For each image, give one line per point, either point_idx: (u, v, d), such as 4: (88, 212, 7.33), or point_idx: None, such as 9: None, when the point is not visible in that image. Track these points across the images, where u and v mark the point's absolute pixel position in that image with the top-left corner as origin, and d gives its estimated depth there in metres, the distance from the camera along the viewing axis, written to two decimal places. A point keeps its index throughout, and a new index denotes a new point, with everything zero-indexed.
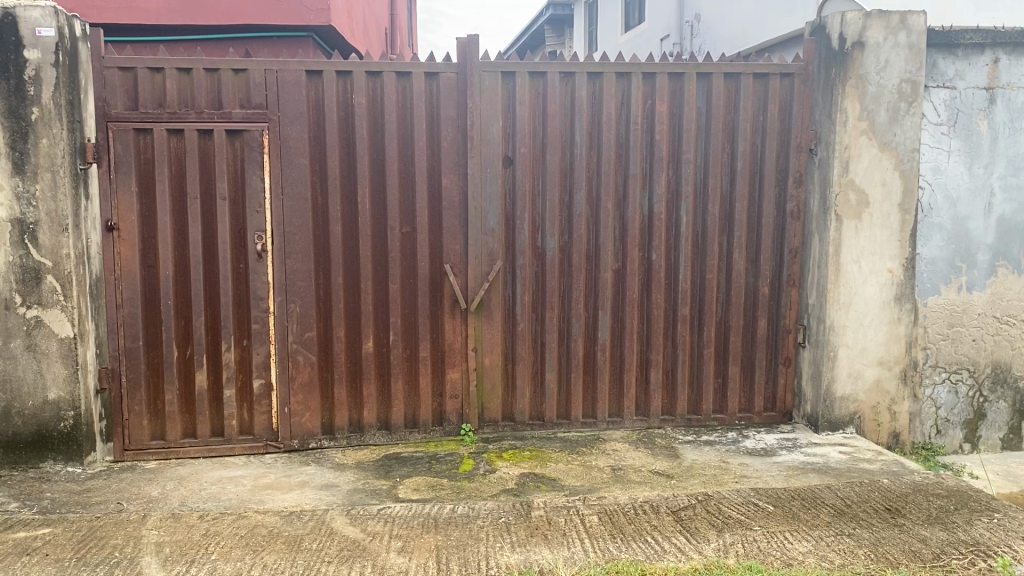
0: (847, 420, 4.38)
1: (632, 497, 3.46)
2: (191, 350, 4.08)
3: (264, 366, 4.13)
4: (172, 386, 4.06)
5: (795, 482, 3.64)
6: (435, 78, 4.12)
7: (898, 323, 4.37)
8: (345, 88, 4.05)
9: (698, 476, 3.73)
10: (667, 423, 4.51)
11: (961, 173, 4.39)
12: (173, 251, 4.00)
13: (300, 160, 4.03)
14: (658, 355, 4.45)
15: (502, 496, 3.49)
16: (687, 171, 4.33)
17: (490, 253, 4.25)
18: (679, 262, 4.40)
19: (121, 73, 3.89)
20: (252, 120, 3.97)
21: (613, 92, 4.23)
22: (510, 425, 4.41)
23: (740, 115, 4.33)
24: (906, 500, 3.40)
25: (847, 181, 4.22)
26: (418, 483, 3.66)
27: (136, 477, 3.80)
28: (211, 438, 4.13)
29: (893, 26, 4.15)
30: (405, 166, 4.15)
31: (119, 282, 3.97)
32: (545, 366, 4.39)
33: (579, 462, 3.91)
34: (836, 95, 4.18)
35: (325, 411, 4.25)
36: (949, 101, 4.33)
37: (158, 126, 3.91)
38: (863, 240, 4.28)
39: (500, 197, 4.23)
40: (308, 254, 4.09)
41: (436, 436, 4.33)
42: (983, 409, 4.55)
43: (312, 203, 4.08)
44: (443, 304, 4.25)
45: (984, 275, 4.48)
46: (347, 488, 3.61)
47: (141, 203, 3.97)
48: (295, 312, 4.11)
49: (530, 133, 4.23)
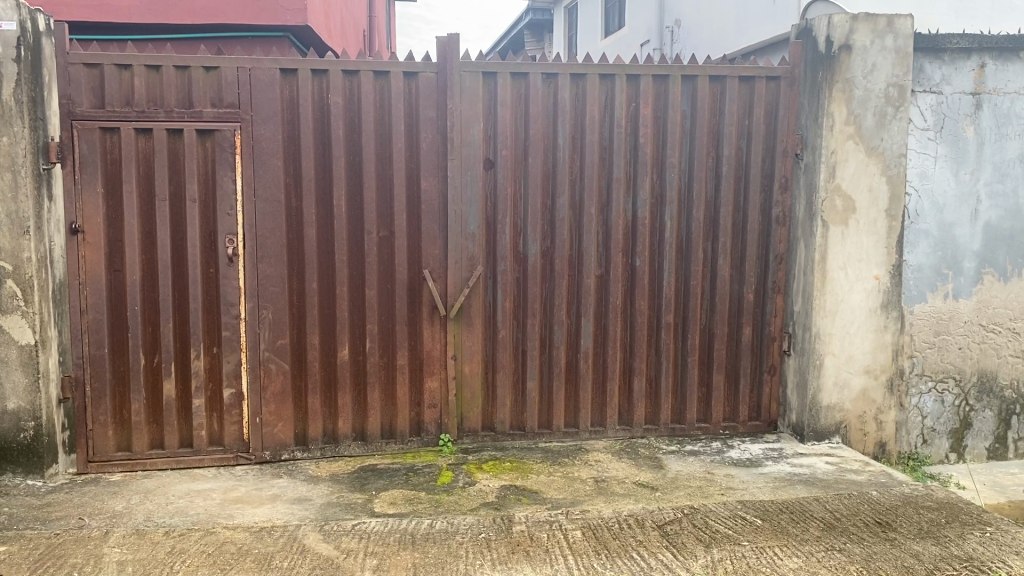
0: (833, 430, 4.30)
1: (616, 510, 3.35)
2: (158, 358, 3.92)
3: (234, 374, 3.99)
4: (139, 395, 3.91)
5: (782, 495, 3.55)
6: (413, 78, 4.01)
7: (884, 331, 4.30)
8: (321, 88, 3.93)
9: (683, 488, 3.63)
10: (651, 433, 4.41)
11: (948, 179, 4.34)
12: (140, 255, 3.85)
13: (273, 161, 3.90)
14: (642, 363, 4.35)
15: (482, 509, 3.37)
16: (671, 175, 4.24)
17: (470, 258, 4.14)
18: (663, 268, 4.31)
19: (87, 70, 3.73)
20: (224, 119, 3.84)
21: (597, 94, 4.14)
22: (490, 435, 4.29)
23: (725, 118, 4.25)
24: (896, 513, 3.32)
25: (834, 186, 4.14)
26: (395, 496, 3.53)
27: (100, 491, 3.64)
28: (180, 449, 3.98)
29: (881, 30, 4.09)
30: (383, 168, 4.03)
31: (83, 286, 3.81)
32: (526, 374, 4.27)
33: (561, 474, 3.80)
34: (823, 99, 4.10)
35: (298, 421, 4.10)
36: (936, 106, 4.28)
37: (126, 125, 3.76)
38: (849, 246, 4.20)
39: (480, 200, 4.11)
40: (281, 259, 3.96)
41: (413, 447, 4.20)
42: (969, 418, 4.50)
43: (285, 205, 3.95)
44: (422, 311, 4.13)
45: (970, 282, 4.43)
46: (320, 502, 3.48)
47: (107, 204, 3.82)
48: (268, 319, 3.97)
49: (512, 135, 4.12)
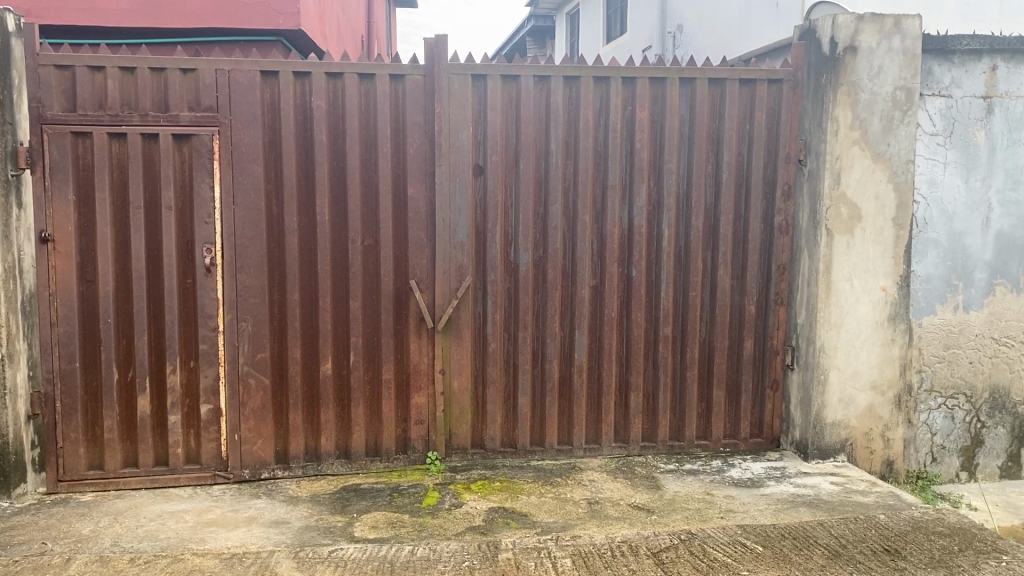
0: (838, 448, 4.11)
1: (609, 536, 3.17)
2: (132, 373, 3.76)
3: (212, 390, 3.82)
4: (112, 411, 3.74)
5: (784, 518, 3.37)
6: (400, 81, 3.84)
7: (891, 345, 4.12)
8: (304, 90, 3.77)
9: (681, 511, 3.45)
10: (648, 450, 4.23)
11: (958, 187, 4.17)
12: (114, 265, 3.69)
13: (253, 167, 3.74)
14: (638, 377, 4.17)
15: (468, 534, 3.19)
16: (669, 182, 4.07)
17: (459, 267, 3.97)
18: (660, 279, 4.13)
19: (58, 72, 3.58)
20: (202, 124, 3.68)
21: (591, 97, 3.97)
22: (480, 453, 4.11)
23: (725, 123, 4.08)
24: (906, 540, 3.14)
25: (839, 194, 3.97)
26: (377, 519, 3.36)
27: (68, 512, 3.47)
28: (155, 467, 3.82)
29: (887, 30, 3.92)
30: (368, 174, 3.86)
31: (54, 298, 3.64)
32: (517, 389, 4.10)
33: (553, 495, 3.62)
34: (827, 102, 3.93)
35: (279, 438, 3.93)
36: (945, 110, 4.11)
37: (98, 129, 3.60)
38: (854, 256, 4.03)
39: (470, 208, 3.95)
40: (261, 270, 3.79)
41: (399, 465, 4.02)
42: (981, 436, 4.33)
43: (266, 213, 3.79)
44: (408, 323, 3.96)
45: (982, 293, 4.26)
46: (298, 525, 3.30)
47: (78, 212, 3.65)
48: (247, 332, 3.81)
49: (502, 141, 3.96)
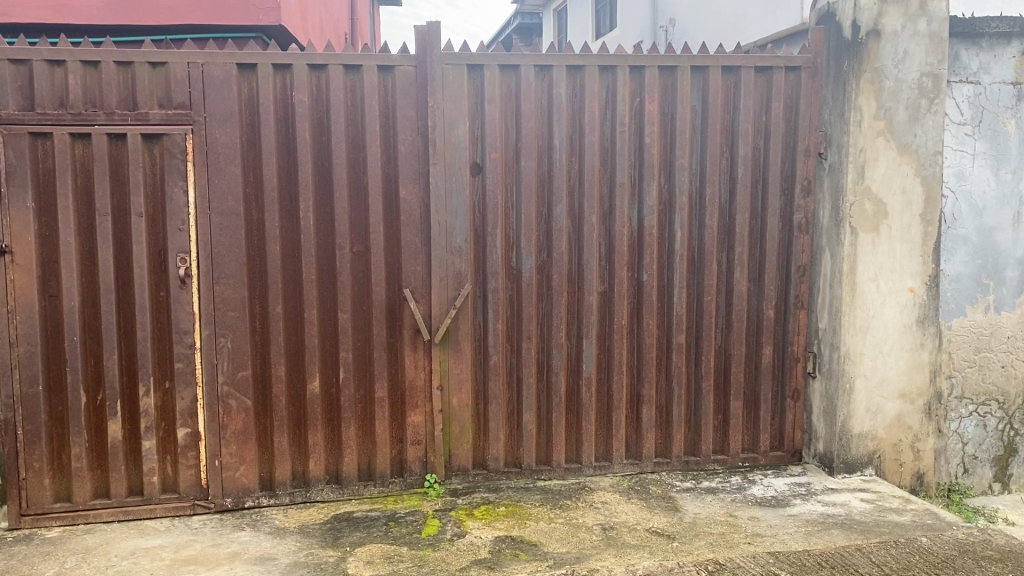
0: (865, 461, 3.83)
1: (629, 568, 2.87)
2: (102, 395, 3.44)
3: (190, 413, 3.51)
4: (80, 438, 3.42)
5: (817, 543, 3.09)
6: (389, 73, 3.54)
7: (921, 350, 3.84)
8: (285, 84, 3.46)
9: (704, 537, 3.16)
10: (662, 467, 3.95)
11: (987, 179, 3.91)
12: (79, 278, 3.37)
13: (230, 168, 3.43)
14: (651, 389, 3.89)
15: (474, 570, 2.89)
16: (681, 179, 3.79)
17: (457, 275, 3.67)
18: (673, 283, 3.85)
19: (13, 67, 3.25)
20: (173, 123, 3.37)
21: (597, 89, 3.68)
22: (483, 474, 3.81)
23: (739, 114, 3.79)
24: (955, 567, 2.87)
25: (863, 189, 3.70)
26: (373, 553, 3.05)
27: (31, 551, 3.15)
28: (129, 498, 3.50)
29: (912, 12, 3.64)
30: (357, 174, 3.56)
31: (13, 315, 3.32)
32: (521, 405, 3.81)
33: (564, 521, 3.33)
34: (849, 91, 3.65)
35: (263, 463, 3.62)
36: (973, 98, 3.85)
37: (59, 129, 3.28)
38: (880, 255, 3.76)
39: (468, 210, 3.65)
40: (241, 280, 3.48)
41: (395, 490, 3.72)
42: (1014, 444, 4.09)
43: (245, 218, 3.47)
44: (403, 335, 3.65)
45: (1013, 292, 4.01)
46: (286, 562, 2.99)
47: (39, 221, 3.33)
48: (226, 348, 3.50)
49: (502, 137, 3.67)
